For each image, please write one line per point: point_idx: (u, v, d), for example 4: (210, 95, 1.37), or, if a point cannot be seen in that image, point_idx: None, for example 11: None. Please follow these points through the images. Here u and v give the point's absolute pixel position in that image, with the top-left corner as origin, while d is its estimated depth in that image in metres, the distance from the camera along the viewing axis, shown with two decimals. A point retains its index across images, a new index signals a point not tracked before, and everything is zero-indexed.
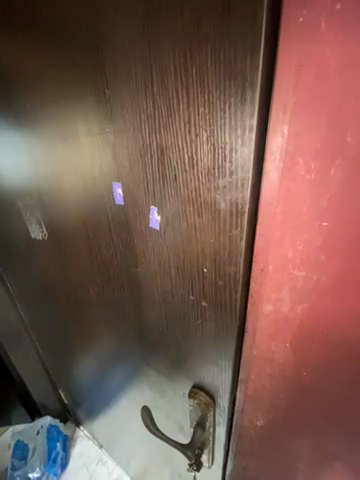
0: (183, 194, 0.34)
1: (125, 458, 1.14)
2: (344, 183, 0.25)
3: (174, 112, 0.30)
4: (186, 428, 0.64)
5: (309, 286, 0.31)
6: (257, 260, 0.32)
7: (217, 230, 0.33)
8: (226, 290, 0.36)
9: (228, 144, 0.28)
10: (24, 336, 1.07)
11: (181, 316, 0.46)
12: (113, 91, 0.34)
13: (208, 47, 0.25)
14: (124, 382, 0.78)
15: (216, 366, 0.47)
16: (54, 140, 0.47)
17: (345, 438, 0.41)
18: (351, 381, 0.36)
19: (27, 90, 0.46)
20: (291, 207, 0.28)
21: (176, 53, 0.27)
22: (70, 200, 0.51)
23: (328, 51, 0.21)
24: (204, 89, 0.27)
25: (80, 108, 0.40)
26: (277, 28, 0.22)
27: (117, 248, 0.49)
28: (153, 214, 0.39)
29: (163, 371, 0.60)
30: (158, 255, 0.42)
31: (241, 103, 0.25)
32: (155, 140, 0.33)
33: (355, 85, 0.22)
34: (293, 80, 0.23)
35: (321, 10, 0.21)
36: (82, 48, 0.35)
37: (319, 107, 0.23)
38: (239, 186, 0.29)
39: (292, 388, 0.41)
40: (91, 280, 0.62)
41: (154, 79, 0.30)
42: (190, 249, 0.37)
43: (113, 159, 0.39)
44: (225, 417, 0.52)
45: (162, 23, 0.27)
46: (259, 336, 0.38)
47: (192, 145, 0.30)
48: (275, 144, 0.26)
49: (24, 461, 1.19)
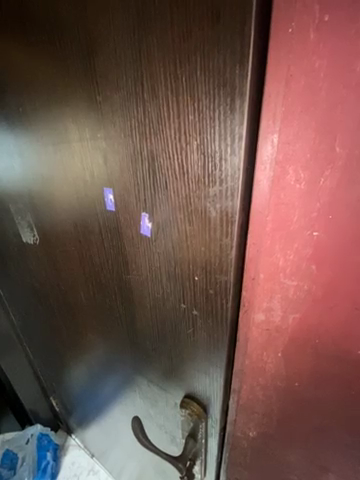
0: (173, 201, 0.33)
1: (117, 469, 1.11)
2: (334, 193, 0.25)
3: (164, 120, 0.30)
4: (178, 439, 0.63)
5: (301, 296, 0.31)
6: (248, 270, 0.32)
7: (207, 240, 0.32)
8: (217, 298, 0.35)
9: (218, 152, 0.27)
10: (15, 341, 1.04)
11: (172, 324, 0.45)
12: (104, 96, 0.34)
13: (197, 55, 0.25)
14: (116, 390, 0.76)
15: (208, 376, 0.45)
16: (46, 144, 0.47)
17: (339, 452, 0.40)
18: (344, 395, 0.35)
19: (19, 94, 0.46)
20: (282, 216, 0.28)
21: (166, 62, 0.27)
22: (62, 205, 0.51)
23: (316, 62, 0.22)
24: (194, 97, 0.27)
25: (71, 112, 0.39)
26: (265, 38, 0.22)
27: (108, 254, 0.48)
28: (144, 221, 0.38)
29: (155, 380, 0.58)
30: (149, 261, 0.41)
31: (231, 110, 0.25)
32: (146, 146, 0.33)
33: (344, 95, 0.22)
34: (282, 90, 0.23)
35: (309, 22, 0.21)
36: (73, 53, 0.35)
37: (307, 117, 0.23)
38: (229, 195, 0.28)
39: (284, 398, 0.40)
40: (82, 286, 0.60)
41: (144, 86, 0.30)
42: (180, 256, 0.36)
43: (105, 164, 0.39)
44: (218, 430, 0.51)
45: (152, 30, 0.27)
46: (251, 345, 0.38)
47: (182, 153, 0.30)
48: (265, 153, 0.26)
49: (13, 471, 1.14)
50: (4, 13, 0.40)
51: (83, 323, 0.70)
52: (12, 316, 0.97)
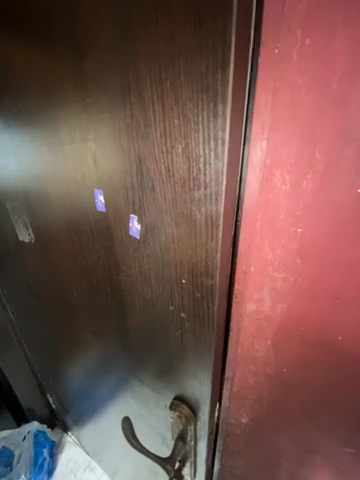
0: (161, 204, 0.35)
1: (112, 467, 1.12)
2: (315, 194, 0.28)
3: (151, 123, 0.31)
4: (169, 440, 0.65)
5: (288, 287, 0.34)
6: (240, 262, 0.35)
7: (193, 243, 0.33)
8: (204, 302, 0.37)
9: (202, 157, 0.28)
10: (13, 336, 1.05)
11: (161, 325, 0.47)
12: (92, 98, 0.37)
13: (181, 59, 0.26)
14: (110, 389, 0.78)
15: (197, 377, 0.46)
16: (41, 147, 0.49)
17: (325, 435, 0.43)
18: (328, 379, 0.38)
19: (16, 98, 0.48)
20: (270, 214, 0.31)
21: (152, 66, 0.28)
22: (56, 205, 0.53)
23: (299, 79, 0.25)
24: (178, 102, 0.28)
25: (65, 116, 0.42)
26: (256, 55, 0.25)
27: (99, 254, 0.50)
28: (133, 222, 0.40)
29: (147, 383, 0.61)
30: (138, 262, 0.43)
31: (214, 115, 0.26)
32: (134, 149, 0.35)
33: (323, 108, 0.25)
34: (270, 103, 0.27)
35: (293, 44, 0.24)
36: (64, 59, 0.37)
37: (292, 127, 0.27)
38: (213, 199, 0.29)
39: (274, 385, 0.43)
40: (75, 284, 0.63)
41: (131, 88, 0.31)
42: (168, 260, 0.38)
43: (95, 165, 0.41)
44: (206, 430, 0.52)
45: (138, 34, 0.28)
46: (243, 333, 0.41)
47: (169, 157, 0.31)
48: (255, 157, 0.29)
49: (9, 468, 1.15)
50: (5, 18, 0.42)
51: (78, 321, 0.72)
52: (10, 312, 0.98)
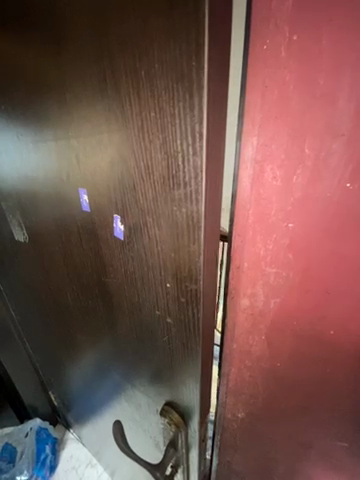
0: (139, 200, 0.35)
1: (111, 465, 1.13)
2: (306, 189, 0.29)
3: (128, 118, 0.32)
4: (161, 445, 0.66)
5: (281, 282, 0.35)
6: (234, 258, 0.36)
7: (176, 245, 0.34)
8: (189, 307, 0.37)
9: (180, 152, 0.29)
10: (14, 335, 1.06)
11: (149, 329, 0.48)
12: (73, 93, 0.37)
13: (154, 49, 0.26)
14: (105, 391, 0.79)
15: (185, 385, 0.47)
16: (31, 149, 0.50)
17: (320, 428, 0.43)
18: (322, 373, 0.38)
19: (5, 98, 0.48)
20: (262, 209, 0.31)
21: (126, 58, 0.29)
22: (47, 206, 0.53)
23: (287, 76, 0.25)
24: (154, 92, 0.28)
25: (52, 118, 0.42)
26: (246, 57, 0.26)
27: (88, 256, 0.51)
28: (117, 222, 0.40)
29: (140, 388, 0.61)
30: (124, 265, 0.44)
31: (190, 107, 0.26)
32: (114, 146, 0.35)
33: (311, 104, 0.25)
34: (259, 99, 0.27)
35: (281, 40, 0.24)
36: (48, 58, 0.37)
37: (281, 123, 0.27)
38: (194, 198, 0.30)
39: (269, 379, 0.44)
40: (67, 285, 0.63)
41: (107, 81, 0.32)
42: (152, 260, 0.39)
43: (78, 165, 0.42)
44: (196, 439, 0.52)
45: (112, 26, 0.29)
46: (237, 328, 0.42)
47: (147, 154, 0.32)
48: (247, 153, 0.29)
49: (12, 464, 1.17)
50: None
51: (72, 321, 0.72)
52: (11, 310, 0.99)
